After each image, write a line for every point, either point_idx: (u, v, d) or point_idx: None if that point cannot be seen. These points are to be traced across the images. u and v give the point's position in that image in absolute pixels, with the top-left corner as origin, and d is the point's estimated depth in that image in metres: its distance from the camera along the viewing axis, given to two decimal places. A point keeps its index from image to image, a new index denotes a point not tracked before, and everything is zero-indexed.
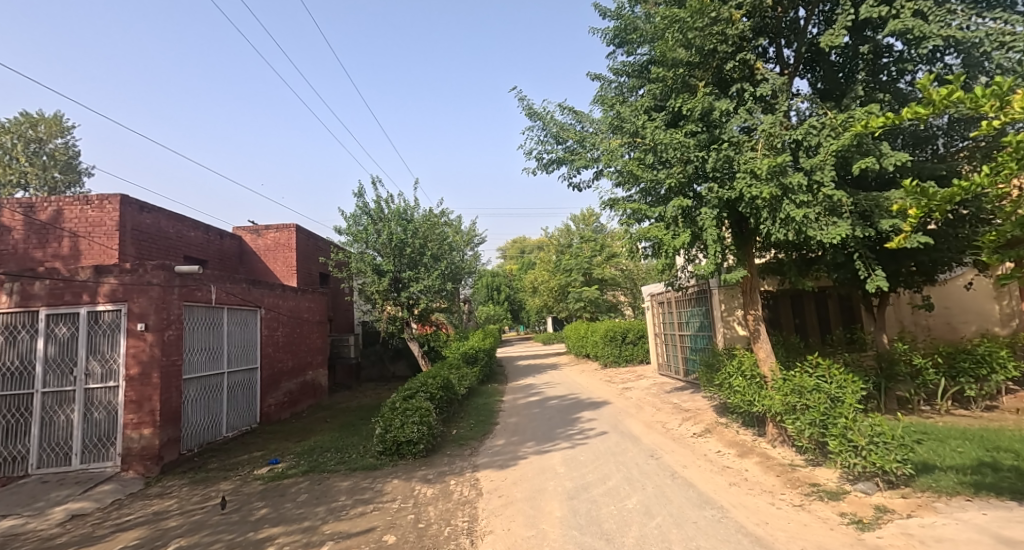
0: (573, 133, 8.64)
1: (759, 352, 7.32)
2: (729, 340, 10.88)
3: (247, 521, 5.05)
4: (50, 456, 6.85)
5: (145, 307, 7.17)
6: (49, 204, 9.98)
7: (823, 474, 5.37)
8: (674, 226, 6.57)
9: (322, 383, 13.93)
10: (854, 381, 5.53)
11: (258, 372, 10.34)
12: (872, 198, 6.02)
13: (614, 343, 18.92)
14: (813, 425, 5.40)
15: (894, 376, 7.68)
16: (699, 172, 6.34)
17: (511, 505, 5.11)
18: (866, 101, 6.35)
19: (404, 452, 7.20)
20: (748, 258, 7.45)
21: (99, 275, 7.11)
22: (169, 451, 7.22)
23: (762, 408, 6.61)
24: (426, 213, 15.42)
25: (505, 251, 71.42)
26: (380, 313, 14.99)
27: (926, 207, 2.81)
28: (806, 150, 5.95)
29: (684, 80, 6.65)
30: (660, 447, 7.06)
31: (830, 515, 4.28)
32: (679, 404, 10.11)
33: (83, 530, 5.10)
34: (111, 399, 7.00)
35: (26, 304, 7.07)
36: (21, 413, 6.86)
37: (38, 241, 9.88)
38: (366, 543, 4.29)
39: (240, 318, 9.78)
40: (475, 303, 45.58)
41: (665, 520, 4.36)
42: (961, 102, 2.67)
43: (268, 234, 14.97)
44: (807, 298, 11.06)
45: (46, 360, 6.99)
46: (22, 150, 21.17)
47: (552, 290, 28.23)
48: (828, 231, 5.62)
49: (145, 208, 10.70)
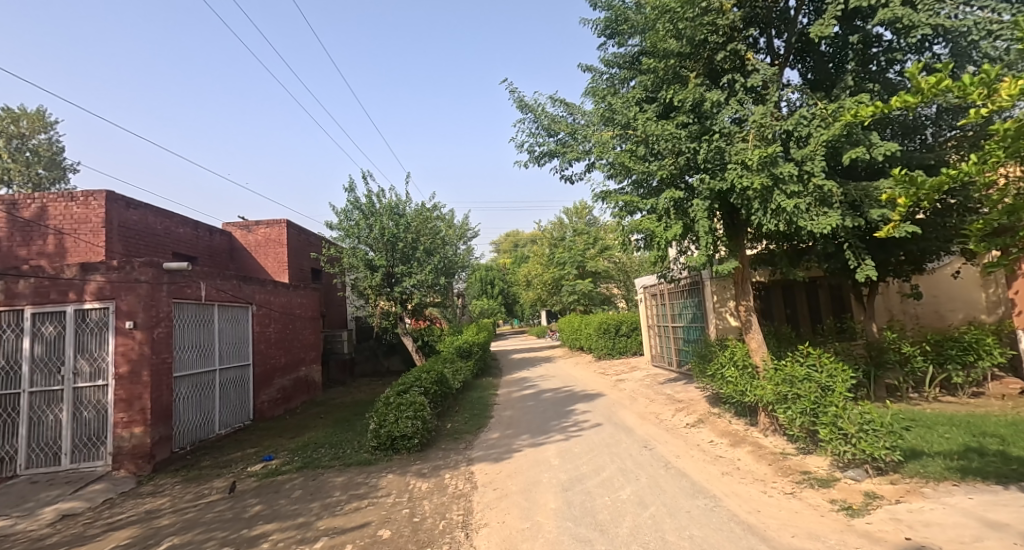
0: (565, 125, 8.57)
1: (751, 343, 7.39)
2: (721, 331, 10.96)
3: (241, 518, 5.03)
4: (39, 457, 6.78)
5: (133, 305, 7.07)
6: (33, 201, 9.78)
7: (814, 462, 5.43)
8: (666, 218, 6.56)
9: (315, 379, 13.88)
10: (844, 369, 5.58)
11: (251, 368, 10.27)
12: (861, 189, 6.07)
13: (608, 335, 19.00)
14: (804, 414, 5.46)
15: (884, 363, 7.79)
16: (692, 163, 6.31)
17: (506, 498, 5.12)
18: (857, 91, 6.37)
19: (399, 447, 7.18)
20: (740, 250, 7.52)
21: (86, 273, 7.00)
22: (161, 449, 7.14)
23: (753, 397, 6.67)
24: (418, 207, 15.33)
25: (498, 245, 71.26)
26: (373, 308, 15.05)
27: (915, 197, 2.82)
28: (797, 141, 5.96)
29: (676, 71, 6.62)
30: (654, 438, 7.12)
31: (821, 502, 4.33)
32: (673, 396, 10.17)
33: (74, 530, 5.05)
34: (100, 399, 6.92)
35: (11, 303, 6.94)
36: (9, 413, 6.76)
37: (22, 239, 9.72)
38: (360, 538, 4.28)
39: (232, 315, 9.71)
40: (470, 297, 45.68)
41: (659, 510, 4.39)
42: (949, 91, 2.66)
43: (259, 230, 14.83)
44: (798, 288, 11.14)
45: (33, 359, 6.89)
46: (5, 147, 20.66)
47: (545, 283, 28.33)
48: (819, 222, 5.64)
49: (132, 204, 10.54)
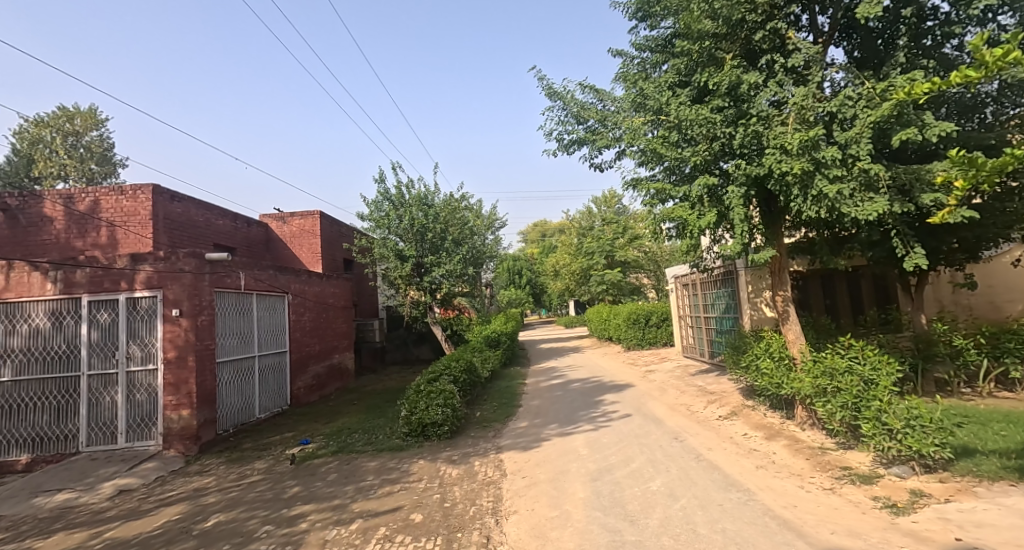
0: (594, 112, 8.44)
1: (788, 334, 7.16)
2: (756, 322, 10.67)
3: (281, 498, 5.23)
4: (97, 435, 7.19)
5: (179, 294, 7.40)
6: (86, 195, 10.30)
7: (855, 457, 5.25)
8: (699, 206, 6.39)
9: (348, 366, 14.25)
10: (889, 362, 5.35)
11: (287, 355, 10.63)
12: (911, 171, 5.77)
13: (637, 326, 18.73)
14: (845, 408, 5.24)
15: (932, 356, 7.41)
16: (727, 149, 6.15)
17: (535, 486, 5.15)
18: (909, 68, 6.03)
19: (429, 434, 7.32)
20: (777, 238, 7.26)
21: (136, 263, 7.36)
22: (207, 431, 7.50)
23: (790, 390, 6.48)
24: (446, 198, 15.43)
25: (526, 234, 71.16)
26: (404, 297, 15.20)
27: (975, 179, 2.61)
28: (841, 124, 5.68)
29: (710, 53, 6.41)
30: (685, 430, 7.01)
31: (862, 499, 4.18)
32: (704, 387, 9.97)
33: (130, 505, 5.37)
34: (151, 382, 7.28)
35: (69, 292, 7.34)
36: (70, 394, 7.19)
37: (78, 231, 10.25)
38: (393, 521, 4.39)
39: (269, 304, 10.05)
40: (499, 287, 45.92)
41: (690, 503, 4.34)
42: (1017, 64, 2.45)
43: (293, 221, 15.23)
44: (839, 278, 10.73)
45: (91, 344, 7.30)
46: (61, 144, 21.99)
47: (573, 274, 28.07)
48: (863, 208, 5.36)
49: (176, 197, 10.98)
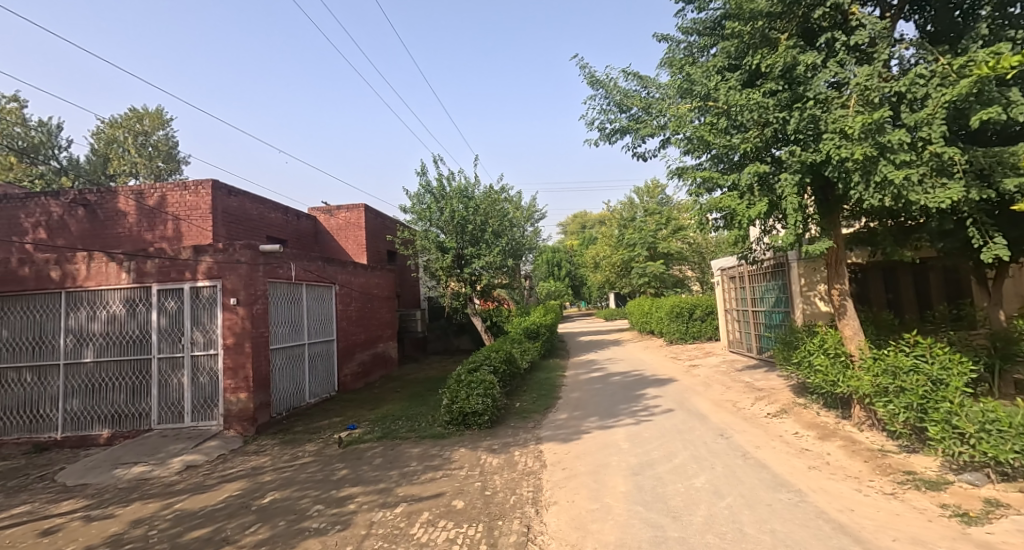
0: (638, 100, 8.22)
1: (845, 330, 6.75)
2: (808, 316, 10.18)
3: (330, 479, 5.46)
4: (166, 414, 7.72)
5: (236, 283, 7.79)
6: (154, 191, 10.93)
7: (920, 461, 4.93)
8: (749, 195, 6.11)
9: (391, 355, 14.63)
10: (962, 361, 4.96)
11: (334, 343, 11.02)
12: (992, 154, 5.29)
13: (681, 319, 18.25)
14: (909, 409, 4.96)
15: (1011, 356, 6.85)
16: (780, 135, 5.84)
17: (575, 478, 5.15)
18: (992, 41, 5.52)
19: (470, 423, 7.43)
20: (834, 228, 6.87)
21: (198, 254, 7.82)
22: (262, 413, 7.90)
23: (847, 389, 6.15)
24: (486, 190, 15.49)
25: (565, 226, 70.59)
26: (445, 288, 15.42)
27: None
28: (909, 104, 5.28)
29: (764, 34, 6.08)
30: (731, 427, 6.80)
31: (928, 505, 3.92)
32: (752, 384, 9.62)
33: (195, 480, 5.74)
34: (213, 366, 7.73)
35: (140, 281, 7.88)
36: (142, 376, 7.75)
37: (147, 224, 10.96)
38: (436, 506, 4.49)
39: (318, 294, 10.44)
40: (538, 279, 45.86)
41: (737, 501, 4.21)
42: None
43: (340, 214, 15.73)
44: (903, 270, 10.06)
45: (160, 329, 7.84)
46: (132, 143, 23.56)
47: (613, 266, 27.65)
48: (934, 195, 4.97)
49: (232, 192, 11.55)
